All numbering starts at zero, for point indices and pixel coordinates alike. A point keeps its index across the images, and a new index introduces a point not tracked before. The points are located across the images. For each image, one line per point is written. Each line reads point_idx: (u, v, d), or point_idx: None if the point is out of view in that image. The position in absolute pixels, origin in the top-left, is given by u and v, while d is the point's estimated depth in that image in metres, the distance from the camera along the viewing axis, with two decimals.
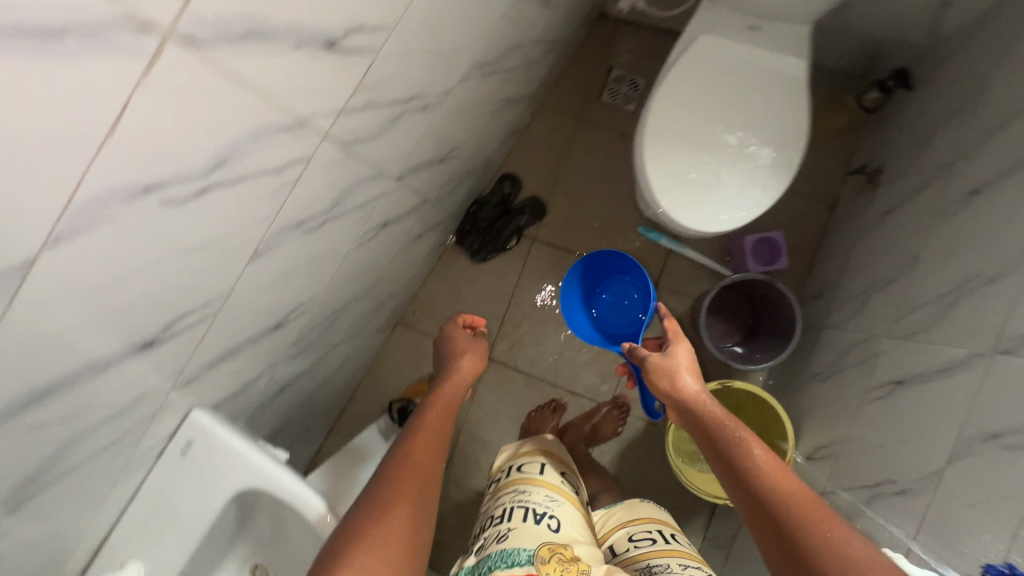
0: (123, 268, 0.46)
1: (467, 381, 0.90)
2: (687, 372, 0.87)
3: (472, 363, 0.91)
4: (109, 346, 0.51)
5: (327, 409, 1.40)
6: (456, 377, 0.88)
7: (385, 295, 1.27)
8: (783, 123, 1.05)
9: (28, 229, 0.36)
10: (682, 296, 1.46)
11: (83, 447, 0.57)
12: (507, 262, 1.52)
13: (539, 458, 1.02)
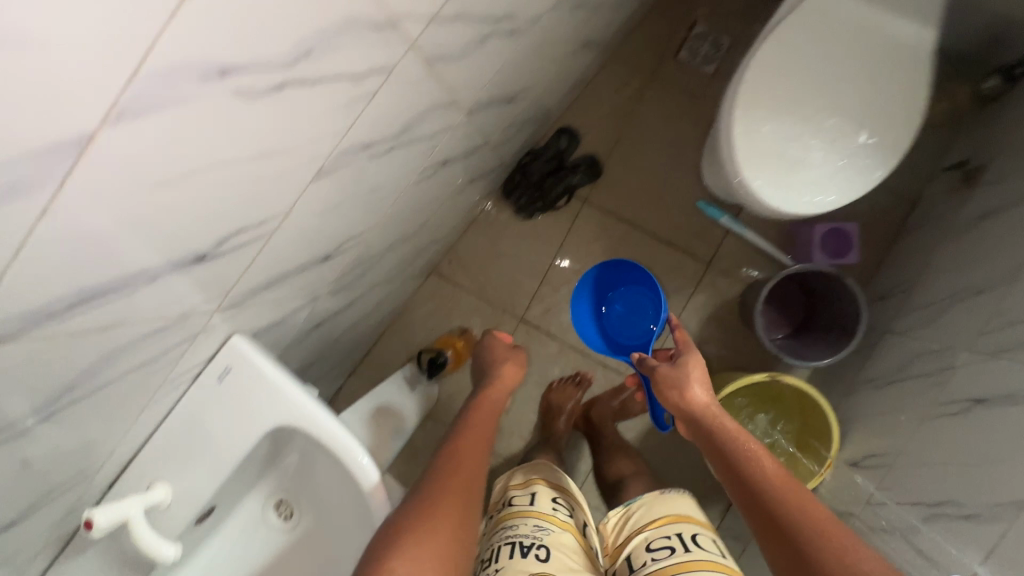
0: (185, 166, 0.40)
1: (509, 386, 1.10)
2: (698, 383, 0.87)
3: (512, 369, 1.12)
4: (161, 254, 0.46)
5: (353, 349, 1.37)
6: (500, 386, 1.08)
7: (427, 240, 1.21)
8: (897, 101, 0.93)
9: (88, 96, 0.30)
10: (734, 280, 1.38)
11: (120, 363, 0.52)
12: (553, 221, 1.43)
13: (528, 488, 0.92)
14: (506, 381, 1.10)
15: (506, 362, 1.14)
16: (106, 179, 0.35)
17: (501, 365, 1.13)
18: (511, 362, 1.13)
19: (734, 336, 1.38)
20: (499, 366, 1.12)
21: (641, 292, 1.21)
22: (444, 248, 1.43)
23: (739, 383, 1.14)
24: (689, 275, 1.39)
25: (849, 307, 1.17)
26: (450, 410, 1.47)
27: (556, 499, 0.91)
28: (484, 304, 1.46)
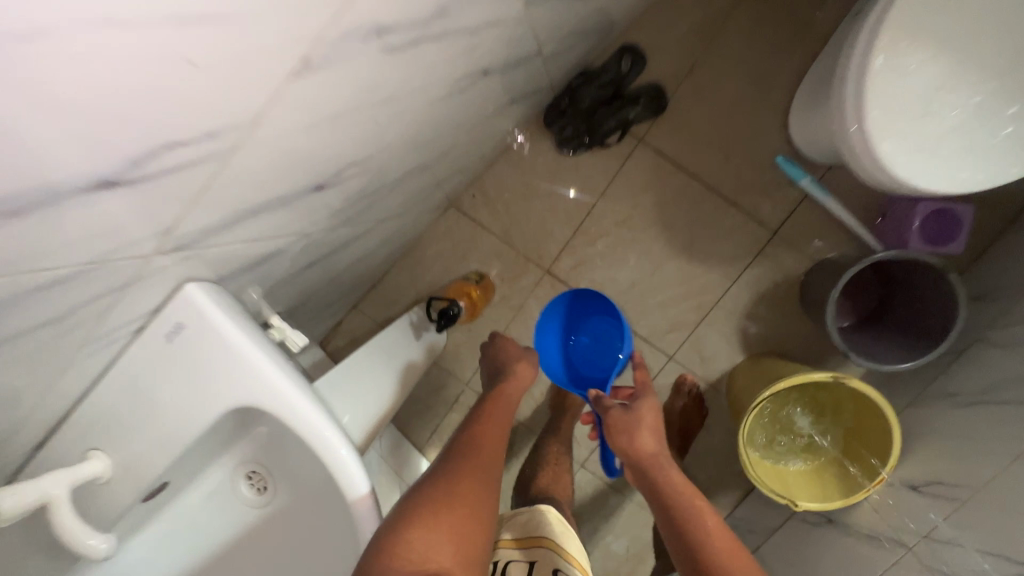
0: (37, 16, 0.22)
1: (524, 384, 1.03)
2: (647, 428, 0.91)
3: (527, 368, 1.05)
4: (42, 172, 0.29)
5: (356, 284, 1.22)
6: (516, 381, 1.01)
7: (449, 170, 1.01)
8: None
9: None
10: (800, 255, 1.18)
11: (10, 323, 0.36)
12: (598, 162, 1.22)
13: (523, 562, 0.71)
14: (521, 379, 1.02)
15: (521, 361, 1.06)
16: None
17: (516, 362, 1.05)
18: (525, 360, 1.05)
19: (786, 319, 1.21)
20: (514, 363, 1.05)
21: (609, 323, 1.15)
22: (468, 179, 1.23)
23: (794, 378, 0.98)
24: (748, 243, 1.20)
25: (943, 305, 0.98)
26: (457, 359, 1.35)
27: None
28: (506, 249, 1.28)
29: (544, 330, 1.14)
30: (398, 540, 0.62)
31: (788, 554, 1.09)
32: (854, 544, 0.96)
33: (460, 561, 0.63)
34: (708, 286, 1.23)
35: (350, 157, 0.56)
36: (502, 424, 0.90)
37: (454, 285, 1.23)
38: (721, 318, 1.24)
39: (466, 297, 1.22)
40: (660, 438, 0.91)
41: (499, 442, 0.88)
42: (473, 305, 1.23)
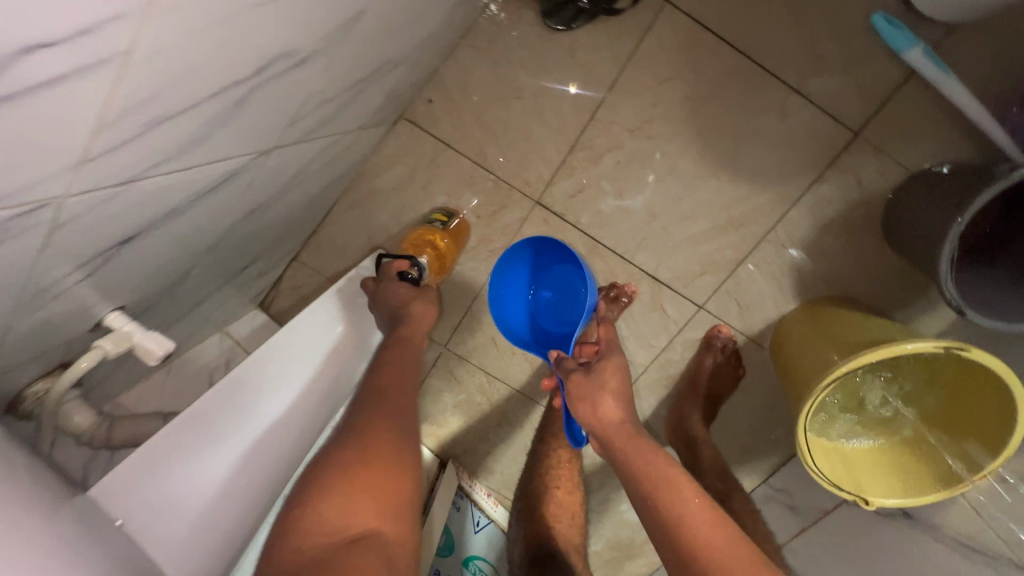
0: None
1: (425, 328, 0.82)
2: (611, 394, 0.71)
3: (423, 308, 0.83)
4: None
5: (282, 239, 0.91)
6: (413, 325, 0.81)
7: (377, 69, 0.66)
8: None
9: None
10: (890, 165, 0.84)
11: None
12: (604, 41, 0.84)
13: None
14: (419, 321, 0.81)
15: (411, 300, 0.82)
16: None
17: (404, 306, 0.82)
18: (419, 302, 0.83)
19: (860, 253, 0.90)
20: (404, 309, 0.81)
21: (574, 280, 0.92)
22: (419, 79, 0.86)
23: (883, 350, 0.70)
24: (817, 152, 0.85)
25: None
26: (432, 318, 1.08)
27: None
28: (482, 176, 0.95)
29: (499, 272, 0.90)
30: (305, 511, 0.54)
31: (843, 548, 0.88)
32: (943, 554, 0.74)
33: (385, 515, 0.55)
34: (757, 214, 0.91)
35: (7, 47, 0.22)
36: (404, 371, 0.73)
37: (415, 233, 0.93)
38: (770, 254, 0.93)
39: (432, 250, 0.93)
40: (629, 401, 0.72)
41: (409, 384, 0.72)
42: (443, 259, 0.94)
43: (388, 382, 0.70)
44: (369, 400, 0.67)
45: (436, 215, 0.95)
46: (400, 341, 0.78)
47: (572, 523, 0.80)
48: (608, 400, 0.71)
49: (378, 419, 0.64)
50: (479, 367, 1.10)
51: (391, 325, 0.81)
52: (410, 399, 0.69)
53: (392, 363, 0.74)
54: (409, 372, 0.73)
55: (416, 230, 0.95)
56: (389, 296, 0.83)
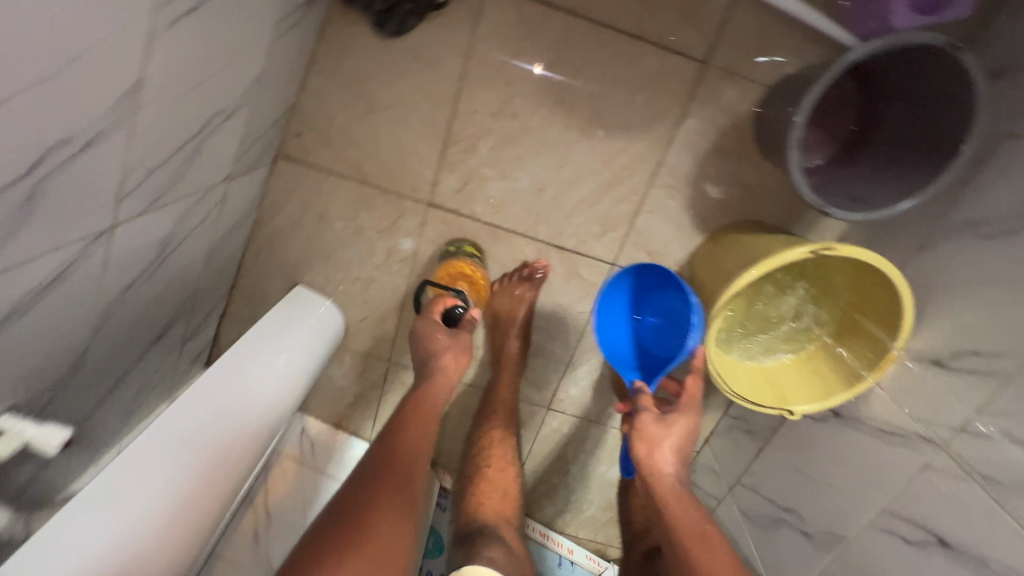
0: None
1: (452, 379, 0.88)
2: (668, 451, 0.78)
3: (453, 359, 0.89)
4: None
5: (195, 300, 0.93)
6: (443, 376, 0.88)
7: (209, 122, 0.68)
8: None
9: None
10: (747, 84, 0.86)
11: None
12: (442, 35, 0.85)
13: None
14: (447, 375, 0.87)
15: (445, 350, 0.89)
16: None
17: (433, 352, 0.89)
18: (452, 352, 0.89)
19: (744, 175, 0.92)
20: (437, 360, 0.87)
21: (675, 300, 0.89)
22: (279, 116, 0.88)
23: (773, 257, 0.74)
24: (675, 89, 0.86)
25: (953, 110, 0.69)
26: (369, 336, 1.11)
27: None
28: (370, 192, 0.97)
29: (610, 293, 0.93)
30: None
31: (789, 459, 0.89)
32: (870, 443, 0.76)
33: None
34: (637, 163, 0.92)
35: None
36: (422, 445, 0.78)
37: (456, 264, 0.98)
38: (662, 198, 0.95)
39: (470, 283, 0.99)
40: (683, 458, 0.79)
41: (423, 444, 0.79)
42: (476, 294, 1.01)
43: (396, 447, 0.76)
44: (382, 467, 0.73)
45: (463, 247, 0.99)
46: (425, 395, 0.85)
47: (503, 497, 0.91)
48: (666, 454, 0.78)
49: (385, 492, 0.69)
50: None
51: (423, 369, 0.89)
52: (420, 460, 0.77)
53: (413, 421, 0.81)
54: (422, 431, 0.80)
55: (446, 261, 0.99)
56: (427, 331, 0.90)
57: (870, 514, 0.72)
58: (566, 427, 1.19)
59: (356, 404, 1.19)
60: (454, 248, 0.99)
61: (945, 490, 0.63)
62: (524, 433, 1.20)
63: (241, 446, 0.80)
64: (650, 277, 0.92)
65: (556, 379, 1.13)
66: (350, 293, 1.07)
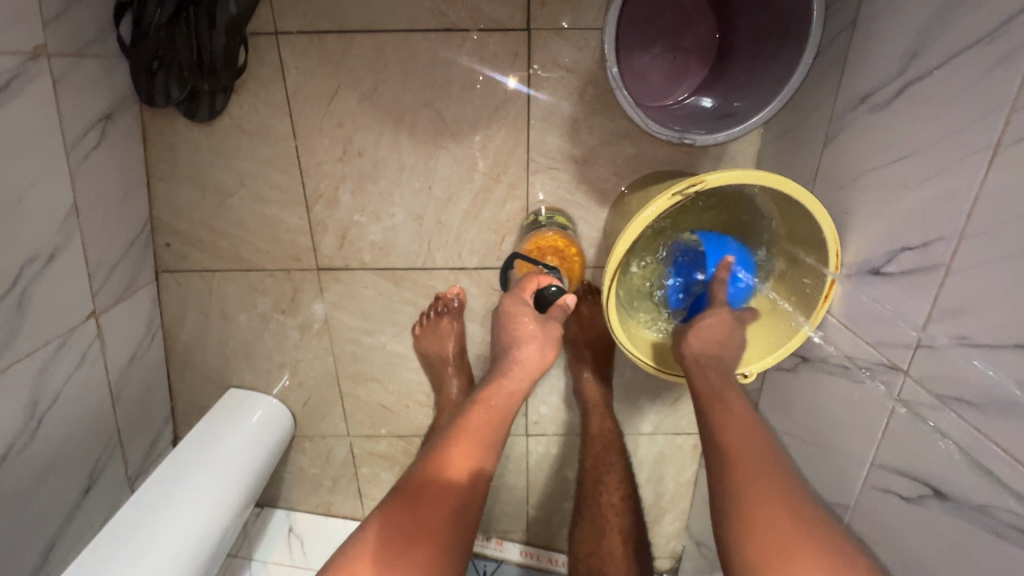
0: None
1: (532, 375, 0.74)
2: (709, 337, 0.65)
3: (537, 353, 0.74)
4: None
5: (124, 438, 0.92)
6: (517, 371, 0.73)
7: (21, 274, 0.65)
8: None
9: None
10: (581, 36, 0.77)
11: None
12: (256, 100, 0.81)
13: None
14: (526, 370, 0.73)
15: (529, 341, 0.74)
16: None
17: (515, 342, 0.74)
18: (537, 345, 0.73)
19: (622, 129, 0.82)
20: (517, 352, 0.73)
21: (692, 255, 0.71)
22: (135, 235, 0.86)
23: (647, 207, 0.62)
24: (508, 68, 0.78)
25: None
26: (318, 416, 1.06)
27: None
28: (257, 277, 0.93)
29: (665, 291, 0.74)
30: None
31: (777, 422, 0.76)
32: (839, 385, 0.63)
33: None
34: (505, 156, 0.84)
35: None
36: (485, 442, 0.69)
37: (546, 236, 0.82)
38: (547, 183, 0.86)
39: (562, 257, 0.83)
40: (723, 351, 0.65)
41: (484, 462, 0.68)
42: (568, 270, 0.84)
43: (456, 465, 0.65)
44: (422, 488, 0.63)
45: (555, 219, 0.85)
46: (494, 392, 0.72)
47: None
48: (700, 339, 0.65)
49: (425, 531, 0.60)
50: (389, 433, 1.07)
51: (503, 358, 0.75)
52: (479, 484, 0.66)
53: (473, 431, 0.69)
54: (482, 449, 0.68)
55: (533, 233, 0.84)
56: (512, 311, 0.75)
57: (862, 473, 0.58)
58: (553, 448, 1.08)
59: (336, 486, 1.13)
60: (545, 219, 0.85)
61: (921, 424, 0.50)
62: (511, 467, 1.11)
63: (230, 493, 0.87)
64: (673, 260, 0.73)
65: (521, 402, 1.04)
66: (282, 381, 1.03)
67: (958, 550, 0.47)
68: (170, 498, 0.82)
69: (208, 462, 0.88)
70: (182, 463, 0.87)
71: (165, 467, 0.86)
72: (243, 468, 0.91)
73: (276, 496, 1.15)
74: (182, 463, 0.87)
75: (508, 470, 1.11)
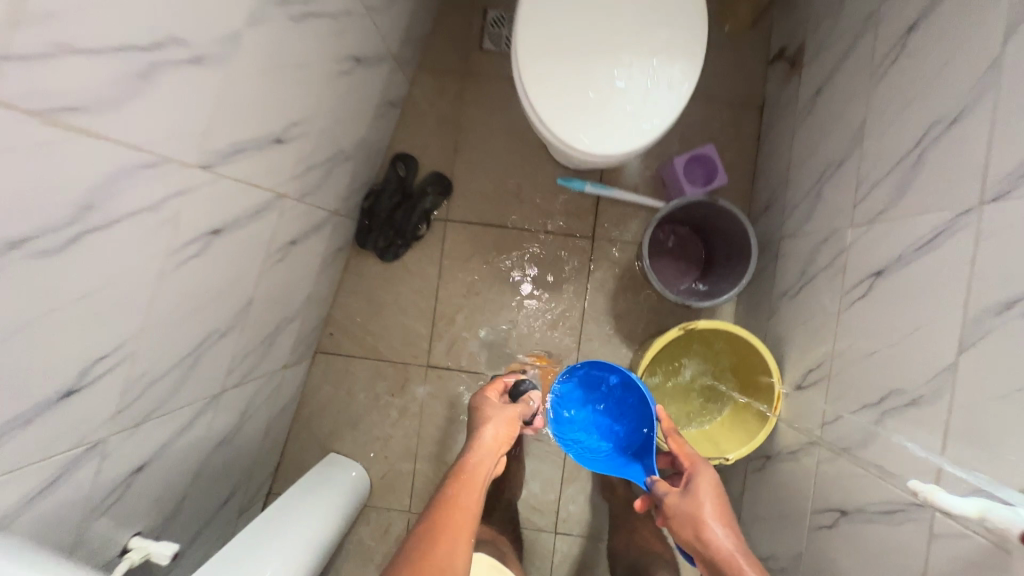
0: None
1: (496, 450, 0.81)
2: (720, 518, 0.65)
3: (499, 430, 0.83)
4: None
5: (253, 470, 1.19)
6: (481, 447, 0.80)
7: (278, 323, 1.06)
8: (672, 21, 0.92)
9: None
10: (624, 244, 1.30)
11: None
12: (422, 254, 1.32)
13: None
14: (490, 444, 0.81)
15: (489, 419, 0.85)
16: None
17: (477, 424, 0.84)
18: (495, 422, 0.84)
19: (646, 300, 1.29)
20: (479, 432, 0.82)
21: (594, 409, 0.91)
22: (318, 323, 1.28)
23: (656, 341, 1.01)
24: (578, 256, 1.30)
25: (732, 229, 1.12)
26: (390, 489, 1.31)
27: None
28: (384, 366, 1.32)
29: (582, 420, 0.91)
30: None
31: (757, 510, 1.03)
32: (790, 466, 0.94)
33: None
34: (569, 307, 1.30)
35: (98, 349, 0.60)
36: (464, 510, 0.72)
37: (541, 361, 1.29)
38: (595, 328, 1.29)
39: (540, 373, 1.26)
40: (730, 525, 0.64)
41: (467, 524, 0.71)
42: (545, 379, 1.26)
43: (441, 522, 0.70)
44: (419, 553, 0.67)
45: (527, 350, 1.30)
46: (463, 471, 0.77)
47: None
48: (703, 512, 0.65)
49: None
50: None
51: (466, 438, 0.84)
52: (461, 539, 0.69)
53: (450, 505, 0.73)
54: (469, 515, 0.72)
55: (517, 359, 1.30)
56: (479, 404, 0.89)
57: (808, 522, 0.87)
58: (576, 549, 1.29)
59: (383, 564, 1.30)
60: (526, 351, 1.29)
61: (830, 471, 0.82)
62: (538, 566, 1.28)
63: (337, 521, 1.10)
64: (581, 407, 0.92)
65: (554, 500, 1.29)
66: (372, 453, 1.32)
67: (857, 548, 0.74)
68: (302, 505, 1.05)
69: (325, 488, 1.13)
70: (309, 487, 1.12)
71: (299, 487, 1.11)
72: (344, 507, 1.15)
73: (330, 567, 1.31)
74: (308, 487, 1.12)
75: (535, 569, 1.28)
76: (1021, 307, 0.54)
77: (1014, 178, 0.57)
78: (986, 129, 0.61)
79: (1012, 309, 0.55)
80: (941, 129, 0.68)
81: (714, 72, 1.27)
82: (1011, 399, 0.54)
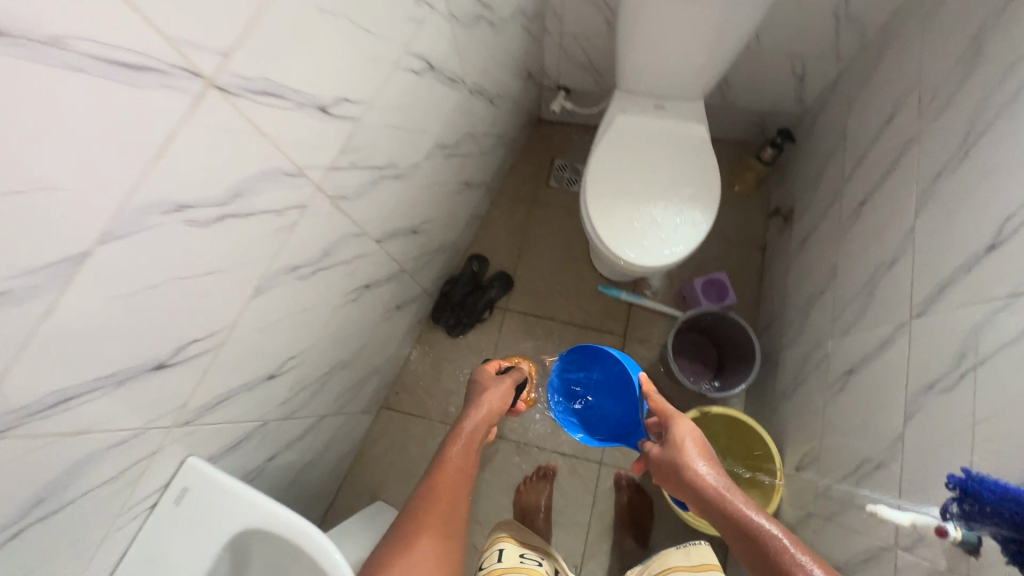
0: (177, 274, 0.56)
1: (493, 413, 0.99)
2: (696, 453, 0.81)
3: (495, 400, 1.01)
4: (140, 353, 0.57)
5: (314, 502, 1.35)
6: (479, 411, 0.98)
7: (369, 371, 1.32)
8: (696, 179, 1.29)
9: (103, 215, 0.45)
10: (650, 344, 1.56)
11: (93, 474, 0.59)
12: (482, 334, 1.59)
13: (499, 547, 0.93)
14: (485, 409, 0.98)
15: (485, 392, 1.03)
16: (93, 283, 0.47)
17: (478, 396, 1.02)
18: (491, 394, 1.01)
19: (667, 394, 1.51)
20: (477, 401, 0.99)
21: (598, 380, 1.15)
22: (388, 382, 1.53)
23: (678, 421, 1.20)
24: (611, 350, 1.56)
25: (739, 338, 1.39)
26: None
27: (524, 554, 0.92)
28: (436, 425, 1.52)
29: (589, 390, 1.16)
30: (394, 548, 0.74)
31: None
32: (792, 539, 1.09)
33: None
34: None
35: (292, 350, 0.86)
36: (464, 457, 0.89)
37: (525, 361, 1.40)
38: None
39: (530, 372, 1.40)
40: (707, 456, 0.81)
41: (467, 467, 0.88)
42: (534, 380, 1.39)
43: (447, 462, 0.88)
44: (432, 484, 0.84)
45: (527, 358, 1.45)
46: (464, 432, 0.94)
47: None
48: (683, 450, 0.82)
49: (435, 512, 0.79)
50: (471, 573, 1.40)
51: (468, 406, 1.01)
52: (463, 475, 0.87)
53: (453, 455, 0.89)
54: (461, 468, 0.87)
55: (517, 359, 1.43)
56: (477, 379, 1.08)
57: None
58: None
59: None
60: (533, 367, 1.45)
61: (824, 536, 0.98)
62: None
63: None
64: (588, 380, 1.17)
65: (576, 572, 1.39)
66: None
67: None
68: (361, 531, 1.21)
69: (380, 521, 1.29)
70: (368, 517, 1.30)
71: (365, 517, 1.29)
72: None
73: None
74: (366, 519, 1.28)
75: None
76: (938, 386, 0.78)
77: (928, 301, 0.84)
78: (910, 270, 0.90)
79: (934, 388, 0.79)
80: (885, 268, 0.98)
81: (726, 219, 1.63)
82: (938, 452, 0.75)
